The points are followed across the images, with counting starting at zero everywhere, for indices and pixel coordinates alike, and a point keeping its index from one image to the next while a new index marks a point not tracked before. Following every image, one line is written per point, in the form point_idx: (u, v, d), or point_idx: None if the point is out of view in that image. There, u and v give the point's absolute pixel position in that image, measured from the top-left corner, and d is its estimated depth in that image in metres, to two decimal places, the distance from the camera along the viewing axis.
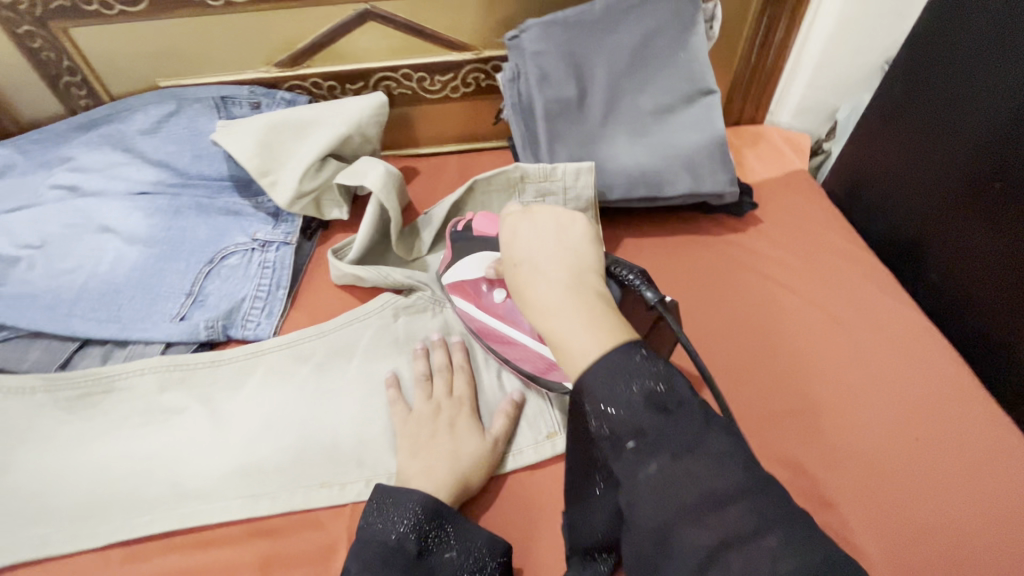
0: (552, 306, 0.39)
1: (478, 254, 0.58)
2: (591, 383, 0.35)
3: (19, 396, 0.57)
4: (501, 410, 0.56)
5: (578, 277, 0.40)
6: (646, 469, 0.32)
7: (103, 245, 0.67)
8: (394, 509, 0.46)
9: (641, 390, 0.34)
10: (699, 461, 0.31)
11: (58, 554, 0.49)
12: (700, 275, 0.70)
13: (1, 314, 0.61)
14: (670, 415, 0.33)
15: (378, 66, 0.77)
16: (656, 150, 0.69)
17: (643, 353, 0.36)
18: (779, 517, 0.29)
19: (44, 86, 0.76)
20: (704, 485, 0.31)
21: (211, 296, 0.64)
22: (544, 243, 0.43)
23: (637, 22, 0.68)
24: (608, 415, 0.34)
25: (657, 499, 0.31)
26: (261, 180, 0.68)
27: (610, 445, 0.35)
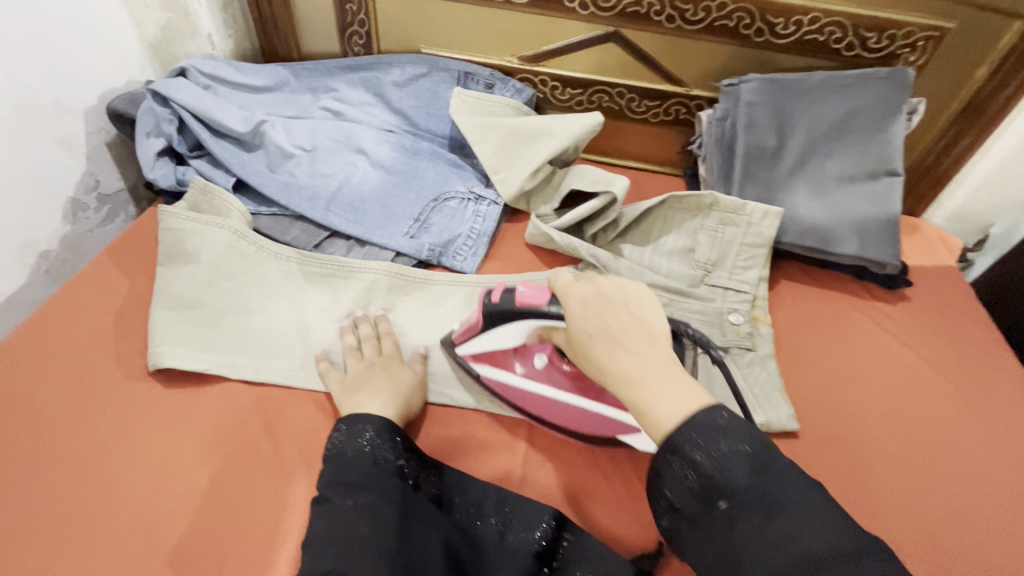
0: (643, 376, 0.44)
1: (517, 322, 0.57)
2: (690, 444, 0.41)
3: (278, 260, 0.70)
4: (417, 360, 0.64)
5: (653, 348, 0.45)
6: (742, 527, 0.39)
7: (356, 164, 0.81)
8: (354, 432, 0.53)
9: (730, 446, 0.41)
10: (793, 515, 0.39)
11: (304, 385, 0.62)
12: (844, 330, 0.76)
13: (277, 194, 0.76)
14: (764, 474, 0.40)
15: (600, 80, 0.90)
16: (836, 210, 0.77)
17: (726, 414, 0.42)
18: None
19: (336, 30, 0.93)
20: (798, 541, 0.38)
21: (434, 225, 0.77)
22: (612, 314, 0.47)
23: (847, 99, 0.77)
24: (701, 467, 0.41)
25: (760, 550, 0.38)
26: (493, 175, 0.81)
27: (698, 505, 0.41)
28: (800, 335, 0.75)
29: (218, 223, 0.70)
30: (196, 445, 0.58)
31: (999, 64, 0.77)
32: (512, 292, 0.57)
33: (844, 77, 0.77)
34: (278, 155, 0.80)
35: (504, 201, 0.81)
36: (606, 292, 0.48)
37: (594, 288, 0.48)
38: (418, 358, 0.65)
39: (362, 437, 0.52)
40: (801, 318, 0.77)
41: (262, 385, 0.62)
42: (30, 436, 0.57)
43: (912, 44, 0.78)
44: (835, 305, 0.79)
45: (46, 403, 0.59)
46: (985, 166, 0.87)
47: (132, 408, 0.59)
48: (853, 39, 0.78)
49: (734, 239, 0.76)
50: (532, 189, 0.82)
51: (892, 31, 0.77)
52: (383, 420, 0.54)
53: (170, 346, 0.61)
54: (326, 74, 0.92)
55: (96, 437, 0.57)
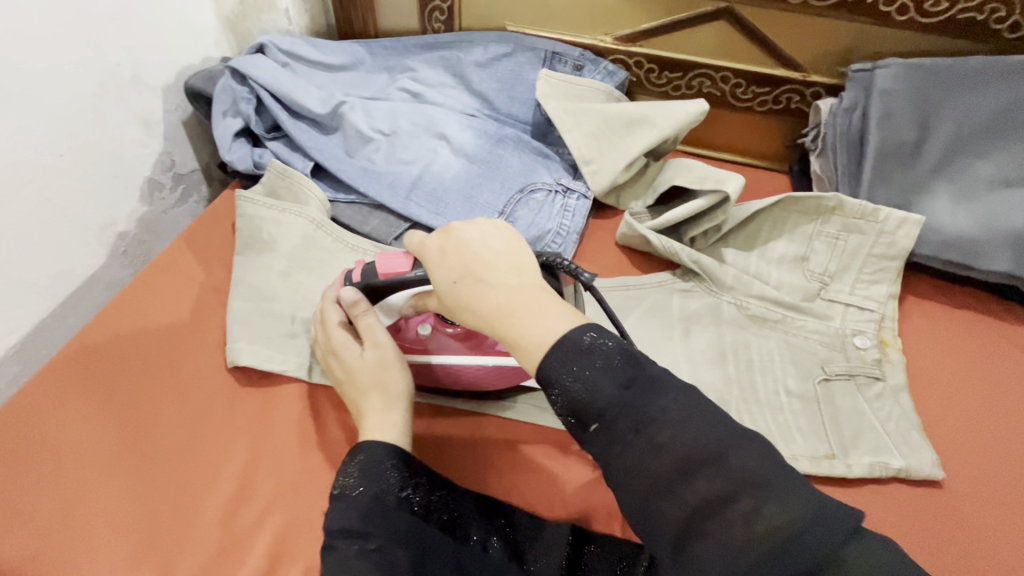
0: (510, 306, 0.39)
1: (395, 294, 0.54)
2: (563, 374, 0.36)
3: (354, 253, 0.66)
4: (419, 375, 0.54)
5: (517, 274, 0.41)
6: (612, 447, 0.35)
7: (437, 149, 0.76)
8: (367, 471, 0.45)
9: (600, 364, 0.36)
10: (663, 427, 0.34)
11: None
12: (987, 359, 0.66)
13: (357, 181, 0.72)
14: (636, 389, 0.36)
15: (703, 63, 0.81)
16: (985, 220, 0.67)
17: (591, 334, 0.37)
18: (762, 482, 0.33)
19: (416, 5, 0.87)
20: (678, 452, 0.34)
21: (520, 220, 0.71)
22: (471, 250, 0.42)
23: (1010, 89, 0.66)
24: (570, 394, 0.36)
25: (636, 471, 0.34)
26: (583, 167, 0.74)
27: (574, 427, 0.37)
28: (930, 356, 0.66)
29: (296, 212, 0.67)
30: (275, 451, 0.54)
31: None
32: (371, 264, 0.53)
33: (1007, 63, 0.66)
34: (356, 139, 0.76)
35: (594, 195, 0.74)
36: (460, 237, 0.43)
37: (455, 233, 0.43)
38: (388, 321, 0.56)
39: (354, 467, 0.46)
40: (934, 340, 0.68)
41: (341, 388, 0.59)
42: (108, 431, 0.54)
43: None
44: (974, 329, 0.69)
45: (124, 396, 0.56)
46: None
47: (211, 405, 0.56)
48: (1020, 18, 0.67)
49: (861, 248, 0.67)
50: (624, 182, 0.76)
51: None
52: (389, 452, 0.47)
53: (248, 341, 0.58)
54: (403, 52, 0.87)
55: (174, 436, 0.54)
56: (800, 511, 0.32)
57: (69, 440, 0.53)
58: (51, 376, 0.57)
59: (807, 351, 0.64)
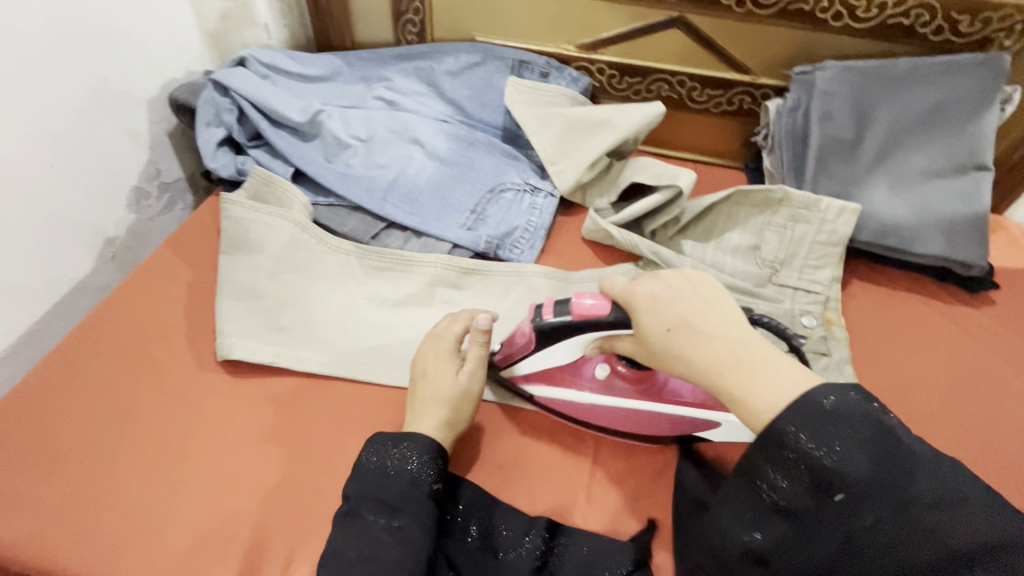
0: (737, 360, 0.42)
1: (579, 335, 0.52)
2: (803, 434, 0.39)
3: (337, 253, 0.68)
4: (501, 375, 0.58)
5: (738, 328, 0.44)
6: (866, 519, 0.38)
7: (412, 154, 0.80)
8: (400, 452, 0.50)
9: (843, 442, 0.38)
10: (922, 501, 0.38)
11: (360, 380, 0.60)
12: (934, 332, 0.72)
13: (335, 185, 0.76)
14: (885, 463, 0.38)
15: (660, 68, 0.86)
16: (918, 208, 0.72)
17: (831, 399, 0.39)
18: (1009, 543, 0.36)
19: (389, 18, 0.92)
20: (926, 533, 0.37)
21: (491, 218, 0.76)
22: (688, 304, 0.45)
23: (936, 87, 0.72)
24: (815, 460, 0.39)
25: (876, 540, 0.38)
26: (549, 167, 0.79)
27: (812, 494, 0.39)
28: (889, 334, 0.72)
29: (282, 214, 0.69)
30: (256, 440, 0.57)
31: None
32: (564, 302, 0.52)
33: (932, 64, 0.72)
34: (334, 145, 0.80)
35: (560, 193, 0.79)
36: (672, 285, 0.47)
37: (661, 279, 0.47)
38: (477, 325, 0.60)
39: (399, 449, 0.50)
40: (895, 318, 0.73)
41: (324, 379, 0.61)
42: (96, 427, 0.57)
43: (1009, 28, 0.72)
44: (916, 306, 0.74)
45: (117, 391, 0.59)
46: None
47: (199, 397, 0.59)
48: (942, 22, 0.73)
49: (806, 236, 0.72)
50: (590, 180, 0.80)
51: (987, 13, 0.71)
52: (430, 446, 0.51)
53: (238, 337, 0.60)
54: (378, 63, 0.91)
55: (158, 428, 0.57)
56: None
57: (60, 434, 0.56)
58: (46, 373, 0.60)
59: None
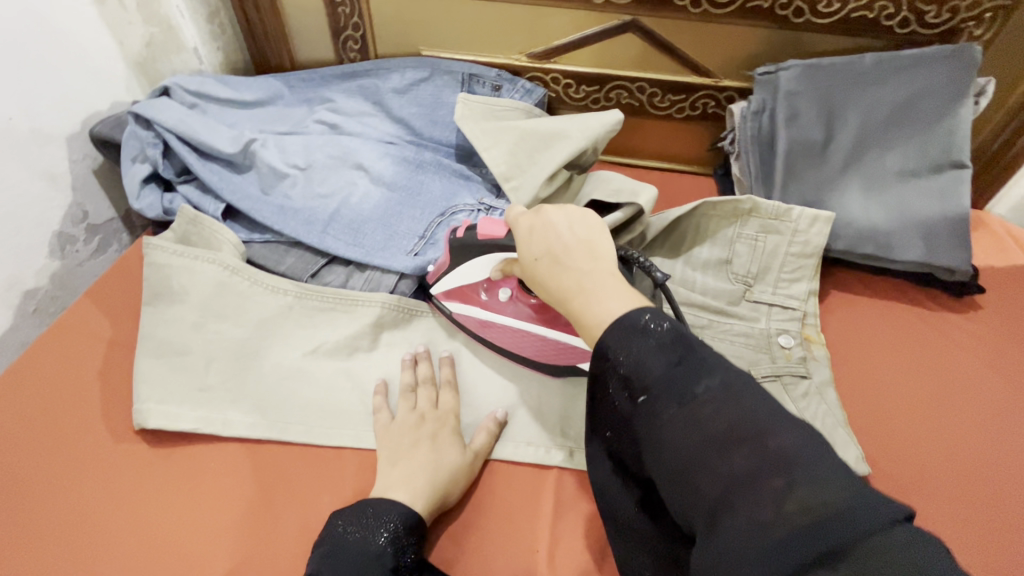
0: (580, 289, 0.43)
1: (485, 256, 0.56)
2: (615, 343, 0.38)
3: (274, 295, 0.62)
4: (484, 425, 0.55)
5: (591, 258, 0.45)
6: (660, 419, 0.36)
7: (354, 180, 0.75)
8: (375, 524, 0.45)
9: (652, 344, 0.37)
10: (706, 403, 0.35)
11: (297, 441, 0.54)
12: (910, 331, 0.68)
13: (271, 219, 0.70)
14: (682, 366, 0.37)
15: (617, 75, 0.82)
16: (896, 211, 0.68)
17: (649, 315, 0.39)
18: (790, 460, 0.32)
19: (329, 36, 0.86)
20: (713, 427, 0.34)
21: (442, 242, 0.70)
22: (556, 235, 0.47)
23: (905, 83, 0.68)
24: (618, 369, 0.38)
25: (676, 438, 0.35)
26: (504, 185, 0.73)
27: (624, 399, 0.39)
28: (866, 339, 0.68)
29: (210, 257, 0.62)
30: (179, 519, 0.50)
31: None
32: (473, 229, 0.57)
33: (900, 57, 0.68)
34: (270, 176, 0.74)
35: None
36: (549, 219, 0.48)
37: (549, 214, 0.48)
38: (492, 424, 0.55)
39: (379, 523, 0.45)
40: (871, 320, 0.69)
41: (257, 442, 0.55)
42: None
43: (979, 17, 0.68)
44: (892, 307, 0.71)
45: (18, 470, 0.53)
46: None
47: (114, 472, 0.53)
48: (909, 14, 0.69)
49: (779, 248, 0.68)
50: (547, 198, 0.75)
51: (955, 2, 0.67)
52: (412, 519, 0.46)
53: (157, 402, 0.54)
54: (320, 83, 0.86)
55: (58, 510, 0.51)
56: (831, 501, 0.30)
57: None
58: None
59: (734, 355, 0.64)
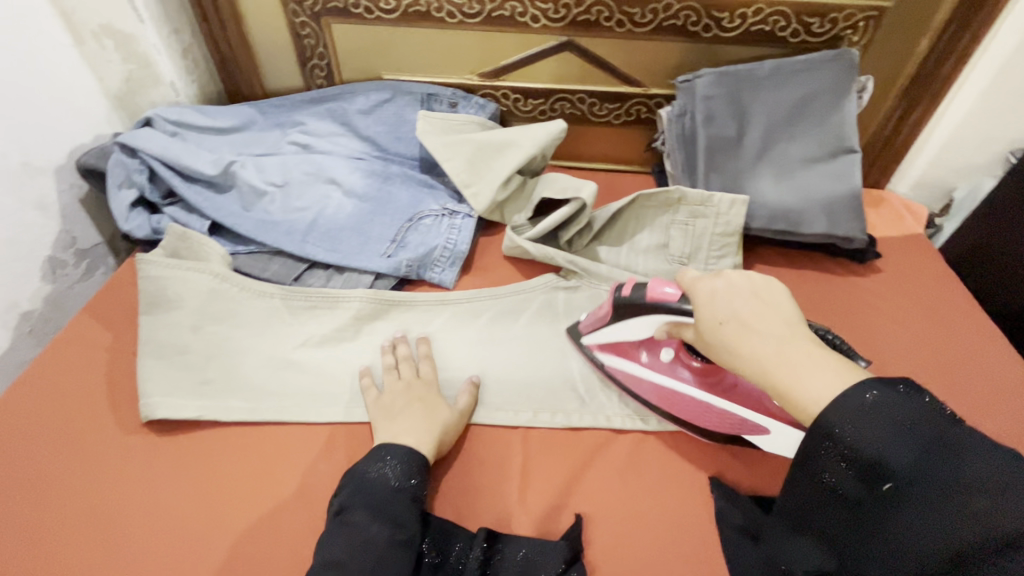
0: (780, 360, 0.44)
1: (645, 317, 0.58)
2: (843, 427, 0.40)
3: (262, 298, 0.69)
4: (465, 388, 0.64)
5: (790, 331, 0.45)
6: (908, 510, 0.39)
7: (329, 194, 0.83)
8: (384, 463, 0.53)
9: (886, 429, 0.39)
10: (971, 493, 0.36)
11: (290, 421, 0.61)
12: (822, 292, 0.80)
13: (254, 232, 0.77)
14: (931, 456, 0.38)
15: (560, 89, 0.92)
16: (801, 192, 0.79)
17: (875, 392, 0.40)
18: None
19: (296, 65, 0.95)
20: (963, 519, 0.36)
21: (412, 243, 0.78)
22: (746, 300, 0.48)
23: (799, 83, 0.80)
24: (853, 454, 0.40)
25: (921, 529, 0.38)
26: (465, 191, 0.82)
27: (859, 485, 0.41)
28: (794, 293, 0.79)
29: (200, 267, 0.69)
30: (187, 495, 0.56)
31: (939, 36, 0.80)
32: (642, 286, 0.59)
33: (793, 62, 0.79)
34: (251, 194, 0.81)
35: (478, 214, 0.82)
36: (735, 281, 0.49)
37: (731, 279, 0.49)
38: (471, 386, 0.64)
39: (391, 462, 0.54)
40: (791, 280, 0.81)
41: (255, 425, 0.61)
42: (10, 510, 0.55)
43: (854, 26, 0.81)
44: (808, 274, 0.82)
45: (34, 466, 0.58)
46: (941, 135, 0.90)
47: (125, 460, 0.58)
48: (797, 26, 0.81)
49: (706, 230, 0.78)
50: (505, 200, 0.84)
51: (834, 14, 0.80)
52: (415, 457, 0.55)
53: (162, 395, 0.60)
54: (292, 108, 0.93)
55: (72, 500, 0.56)
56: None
57: None
58: None
59: None
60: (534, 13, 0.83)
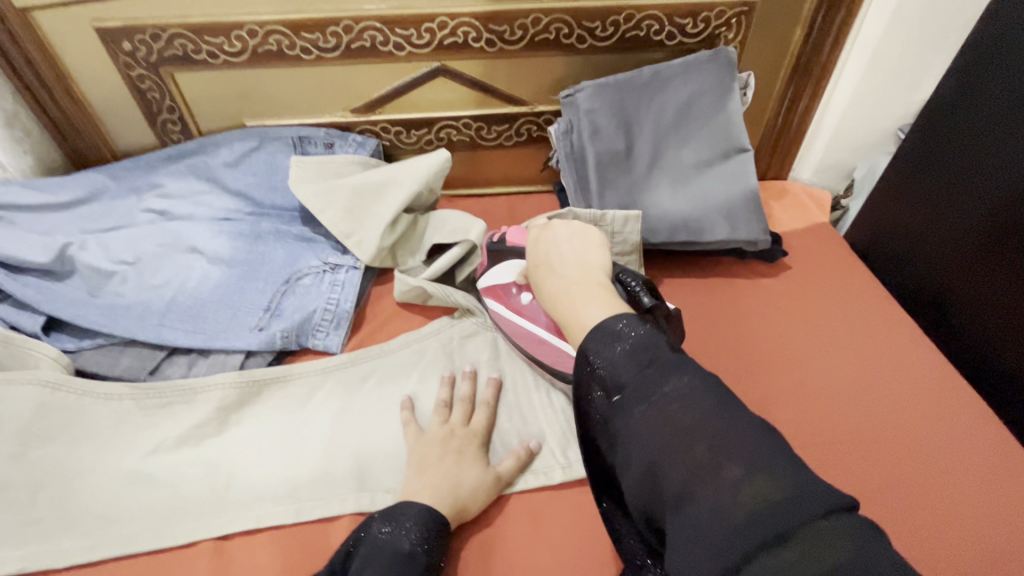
0: (568, 296, 0.48)
1: (512, 262, 0.66)
2: (592, 349, 0.41)
3: (110, 403, 0.60)
4: (513, 452, 0.57)
5: (589, 273, 0.50)
6: (629, 417, 0.37)
7: (190, 265, 0.74)
8: (398, 523, 0.48)
9: (624, 350, 0.39)
10: (674, 401, 0.36)
11: (143, 552, 0.52)
12: (737, 302, 0.76)
13: (98, 323, 0.66)
14: (652, 372, 0.38)
15: (442, 116, 0.86)
16: (698, 199, 0.76)
17: (624, 323, 0.41)
18: (750, 454, 0.32)
19: (145, 120, 0.85)
20: (676, 425, 0.35)
21: (288, 309, 0.70)
22: (560, 250, 0.54)
23: (682, 88, 0.77)
24: (599, 374, 0.40)
25: (643, 436, 0.36)
26: (347, 241, 0.75)
27: (602, 402, 0.40)
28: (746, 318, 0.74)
29: (26, 377, 0.59)
30: None
31: (811, 25, 0.79)
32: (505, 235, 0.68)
33: (672, 66, 0.76)
34: (96, 277, 0.71)
35: (363, 264, 0.74)
36: (557, 233, 0.56)
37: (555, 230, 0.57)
38: (524, 453, 0.57)
39: (411, 527, 0.48)
40: (705, 293, 0.77)
41: (98, 565, 0.51)
42: None
43: (727, 23, 0.79)
44: (722, 284, 0.78)
45: None
46: (832, 118, 0.89)
47: None
48: (671, 28, 0.78)
49: None
50: (394, 242, 0.77)
51: (705, 14, 0.77)
52: (433, 514, 0.49)
53: None
54: (148, 169, 0.82)
55: None
56: (786, 490, 0.30)
57: None
58: None
59: None
60: (396, 40, 0.77)
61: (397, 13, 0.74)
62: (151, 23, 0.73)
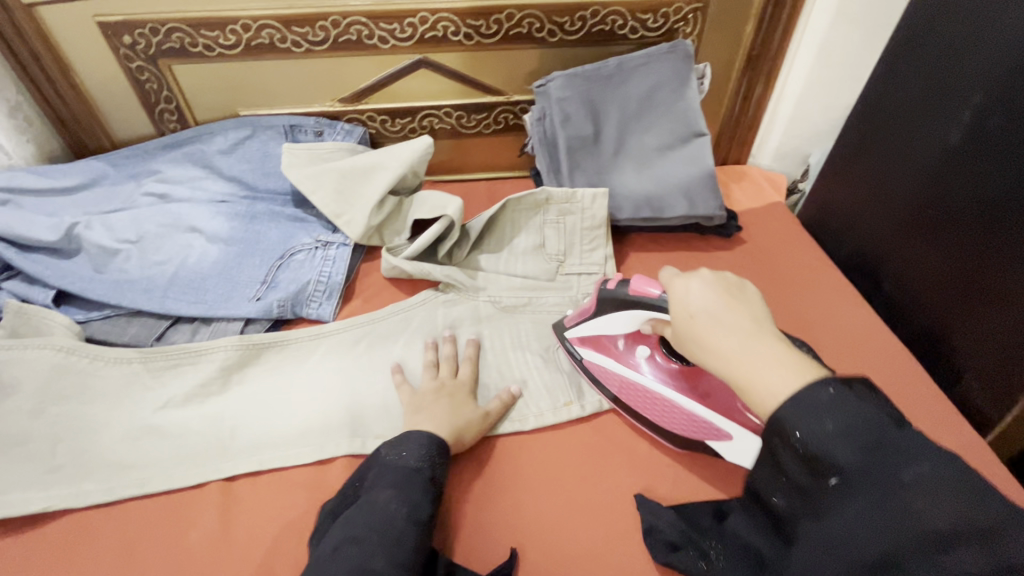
0: (741, 356, 0.43)
1: (632, 313, 0.62)
2: (793, 420, 0.37)
3: (118, 365, 0.65)
4: (498, 396, 0.64)
5: (759, 326, 0.44)
6: (851, 507, 0.34)
7: (191, 243, 0.79)
8: (405, 445, 0.55)
9: (836, 424, 0.35)
10: (918, 496, 0.32)
11: (159, 491, 0.57)
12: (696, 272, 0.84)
13: (106, 295, 0.72)
14: (881, 454, 0.34)
15: (425, 105, 0.92)
16: (659, 179, 0.83)
17: (834, 388, 0.37)
18: (994, 532, 0.30)
19: (142, 110, 0.89)
20: (921, 524, 0.32)
21: (283, 282, 0.76)
22: (718, 300, 0.46)
23: (643, 78, 0.84)
24: (805, 448, 0.36)
25: (867, 529, 0.33)
26: (336, 221, 0.81)
27: (808, 479, 0.36)
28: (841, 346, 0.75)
29: (41, 342, 0.63)
30: None
31: (761, 20, 0.87)
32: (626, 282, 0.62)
33: (634, 58, 0.83)
34: (102, 255, 0.76)
35: (353, 241, 0.80)
36: (704, 275, 0.49)
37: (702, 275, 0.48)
38: (507, 396, 0.64)
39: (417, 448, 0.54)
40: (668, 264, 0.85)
41: (117, 503, 0.57)
42: None
43: (684, 18, 0.86)
44: (682, 256, 0.86)
45: None
46: (786, 108, 0.97)
47: None
48: (634, 23, 0.86)
49: (575, 226, 0.80)
50: (381, 223, 0.82)
51: (665, 9, 0.85)
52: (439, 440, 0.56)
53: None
54: (145, 156, 0.87)
55: None
56: None
57: None
58: None
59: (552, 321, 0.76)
60: (380, 34, 0.83)
61: (382, 9, 0.80)
62: (150, 18, 0.78)
